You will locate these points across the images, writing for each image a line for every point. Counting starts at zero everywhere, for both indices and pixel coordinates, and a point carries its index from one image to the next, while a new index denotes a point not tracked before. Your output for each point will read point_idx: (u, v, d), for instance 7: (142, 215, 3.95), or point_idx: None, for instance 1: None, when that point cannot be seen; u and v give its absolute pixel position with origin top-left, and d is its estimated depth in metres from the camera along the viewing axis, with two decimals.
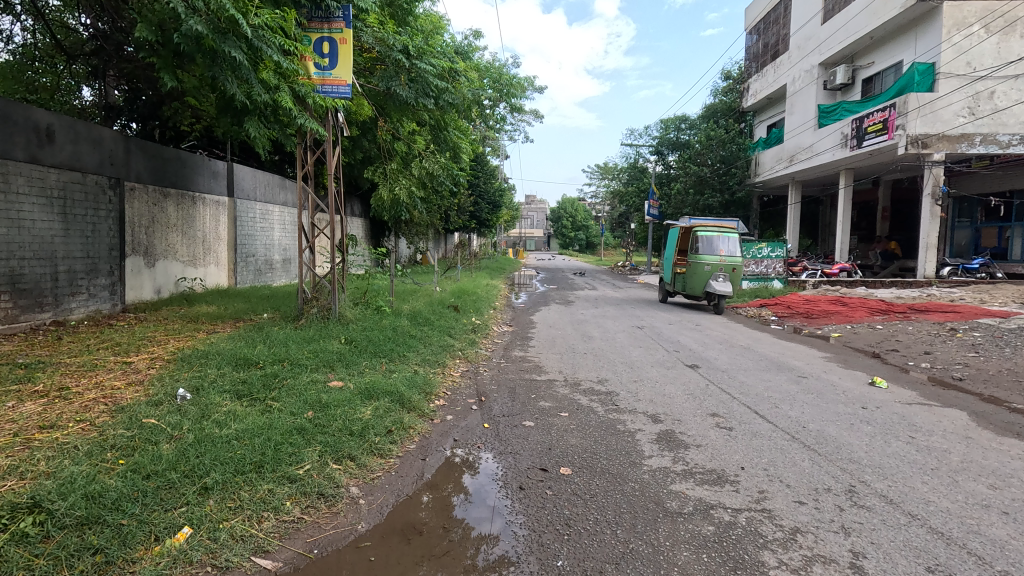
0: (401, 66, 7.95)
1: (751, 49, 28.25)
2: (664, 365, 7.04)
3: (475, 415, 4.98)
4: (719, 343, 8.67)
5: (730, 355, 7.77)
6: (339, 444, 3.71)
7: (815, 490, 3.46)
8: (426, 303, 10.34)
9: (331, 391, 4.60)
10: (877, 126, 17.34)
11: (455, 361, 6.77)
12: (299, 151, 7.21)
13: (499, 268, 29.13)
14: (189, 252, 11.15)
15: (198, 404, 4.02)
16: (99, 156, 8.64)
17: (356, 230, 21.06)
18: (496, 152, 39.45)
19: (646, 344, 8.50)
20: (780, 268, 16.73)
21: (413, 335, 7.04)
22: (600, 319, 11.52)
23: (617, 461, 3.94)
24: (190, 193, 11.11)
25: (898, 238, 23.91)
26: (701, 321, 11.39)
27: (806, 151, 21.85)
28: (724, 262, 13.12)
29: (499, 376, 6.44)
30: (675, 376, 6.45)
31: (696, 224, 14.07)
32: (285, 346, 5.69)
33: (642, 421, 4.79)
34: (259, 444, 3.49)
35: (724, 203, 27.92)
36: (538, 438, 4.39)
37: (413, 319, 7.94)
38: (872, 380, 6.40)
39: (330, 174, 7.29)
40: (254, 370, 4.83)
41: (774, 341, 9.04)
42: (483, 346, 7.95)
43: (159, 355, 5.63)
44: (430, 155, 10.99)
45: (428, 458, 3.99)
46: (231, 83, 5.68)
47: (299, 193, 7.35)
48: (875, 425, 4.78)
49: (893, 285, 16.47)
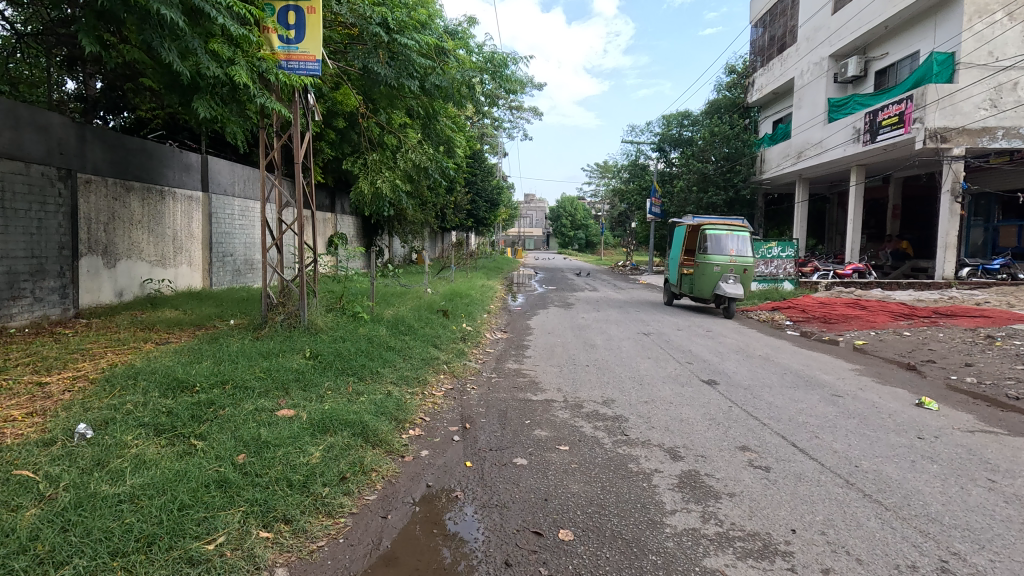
0: (380, 42, 7.20)
1: (756, 43, 27.39)
2: (676, 380, 6.18)
3: (456, 450, 4.11)
4: (735, 353, 7.82)
5: (750, 368, 6.92)
6: (271, 503, 2.86)
7: (896, 570, 2.61)
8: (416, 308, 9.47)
9: (276, 423, 3.73)
10: (893, 119, 16.52)
11: (438, 377, 5.90)
12: (262, 135, 6.33)
13: (498, 268, 28.30)
14: (156, 252, 10.27)
15: (96, 446, 3.15)
16: (46, 144, 7.77)
17: (347, 229, 20.20)
18: (495, 150, 38.62)
19: (654, 355, 7.63)
20: (791, 268, 15.90)
21: (392, 346, 6.19)
22: (603, 324, 10.69)
23: (631, 522, 3.06)
24: (158, 187, 10.23)
25: (910, 237, 23.04)
26: (712, 327, 10.53)
27: (816, 147, 20.99)
28: (734, 262, 12.29)
29: (488, 395, 5.56)
30: (691, 395, 5.59)
31: (704, 222, 13.22)
32: (236, 363, 4.83)
33: (659, 458, 3.94)
34: (158, 507, 2.61)
35: (729, 201, 27.09)
36: (531, 485, 3.52)
37: (393, 326, 7.08)
38: (920, 400, 5.53)
39: (298, 163, 6.41)
40: (184, 396, 3.96)
41: (795, 351, 8.18)
42: (473, 357, 7.08)
43: (84, 373, 4.76)
44: (417, 145, 10.12)
45: (391, 514, 3.12)
46: (169, 52, 4.80)
47: (262, 184, 6.46)
48: (942, 463, 3.92)
49: (911, 287, 15.61)
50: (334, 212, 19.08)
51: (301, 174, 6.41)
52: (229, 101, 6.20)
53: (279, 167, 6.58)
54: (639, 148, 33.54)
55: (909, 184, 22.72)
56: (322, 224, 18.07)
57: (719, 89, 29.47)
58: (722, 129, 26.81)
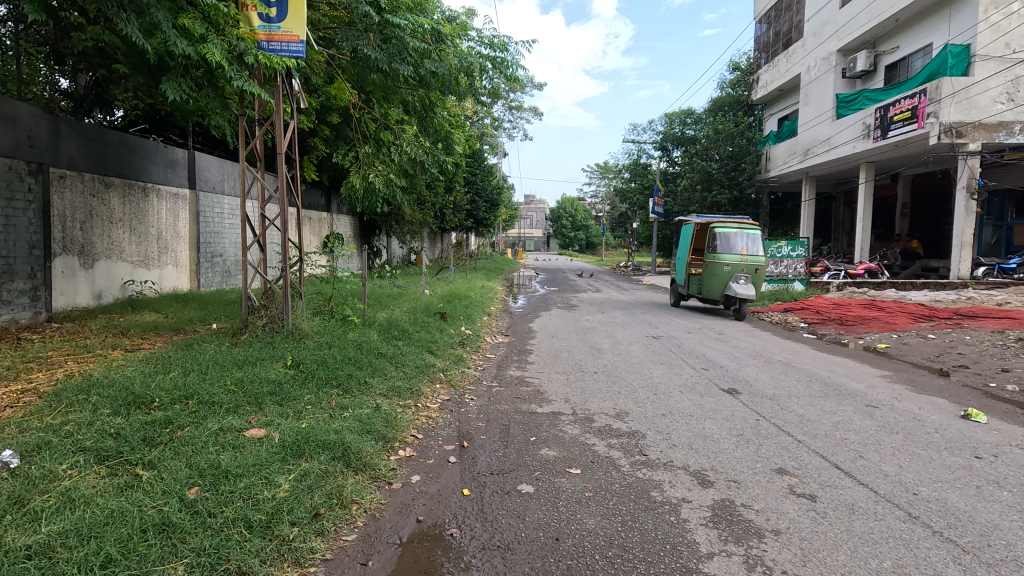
0: (371, 23, 6.86)
1: (761, 39, 26.92)
2: (693, 390, 5.65)
3: (452, 475, 3.58)
4: (753, 358, 7.29)
5: (772, 375, 6.40)
6: (223, 552, 2.33)
7: None
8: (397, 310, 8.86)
9: (243, 447, 3.20)
10: (905, 114, 16.02)
11: (434, 388, 5.38)
12: (239, 124, 5.78)
13: (499, 269, 27.76)
14: (139, 252, 9.76)
15: (19, 480, 2.62)
16: (14, 135, 7.26)
17: (343, 229, 19.67)
18: (495, 150, 38.18)
19: (667, 361, 7.10)
20: (801, 268, 15.43)
21: (384, 354, 5.65)
22: (609, 326, 10.18)
23: (662, 570, 2.54)
24: (140, 183, 9.71)
25: (920, 237, 22.53)
26: (724, 329, 10.01)
27: (823, 144, 20.47)
28: (745, 261, 11.79)
29: (488, 407, 5.04)
30: (713, 407, 5.06)
31: (713, 220, 12.72)
32: (207, 372, 4.31)
33: (685, 485, 3.42)
34: (72, 566, 2.08)
35: (733, 200, 26.58)
36: (540, 520, 2.99)
37: (387, 331, 6.52)
38: (965, 412, 5.01)
39: (281, 153, 5.86)
40: (139, 414, 3.44)
41: (816, 355, 7.66)
42: (472, 364, 6.57)
43: (34, 386, 4.22)
44: (413, 138, 9.58)
45: (373, 561, 2.58)
46: (128, 25, 4.28)
47: (242, 176, 5.94)
48: (1014, 489, 3.39)
49: (926, 287, 15.09)
50: (329, 211, 18.55)
51: (282, 165, 5.86)
52: (204, 85, 5.66)
53: (259, 157, 6.04)
54: (641, 147, 33.02)
55: (919, 182, 22.24)
56: (317, 224, 17.57)
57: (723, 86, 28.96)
58: (727, 126, 26.29)
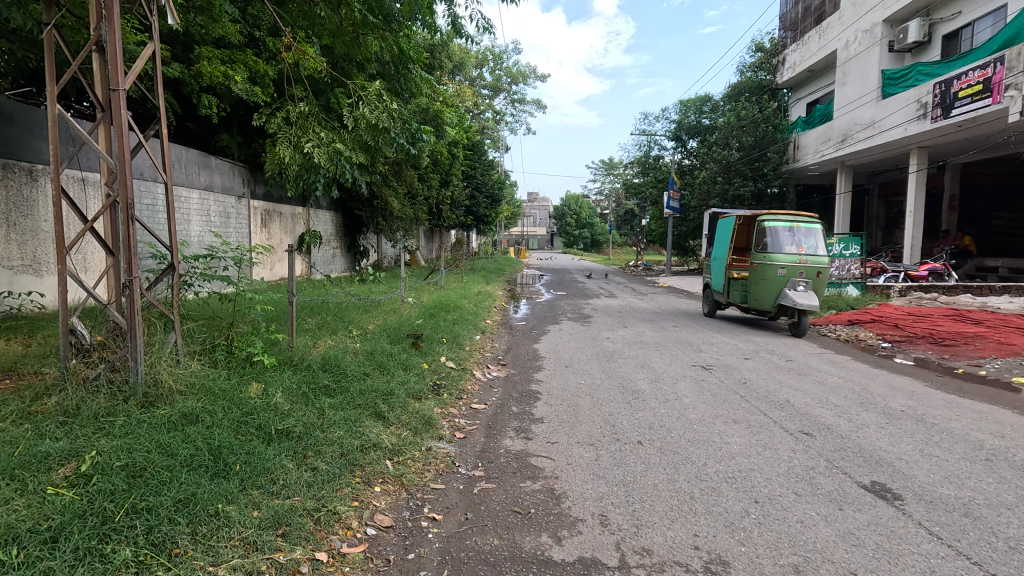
0: None
1: (788, 16, 24.51)
2: (817, 491, 3.29)
3: None
4: (866, 410, 4.95)
5: (923, 448, 4.02)
6: None
7: None
8: (348, 335, 6.45)
9: None
10: (974, 88, 13.76)
11: (365, 501, 2.99)
12: (45, 40, 3.40)
13: (500, 270, 25.31)
14: (23, 254, 7.42)
15: None
16: None
17: (321, 228, 17.29)
18: (497, 144, 35.76)
19: (741, 415, 4.77)
20: (856, 270, 13.01)
21: (289, 433, 3.31)
22: (638, 347, 7.88)
23: None
24: (22, 163, 7.43)
25: (970, 233, 20.12)
26: (789, 353, 7.63)
27: (867, 127, 17.99)
28: (805, 262, 9.42)
29: (461, 553, 2.65)
30: (879, 543, 2.71)
31: (761, 211, 10.36)
32: None
33: None
34: None
35: (757, 193, 24.19)
36: None
37: (312, 381, 4.17)
38: None
39: (119, 93, 3.42)
40: None
41: (949, 402, 5.28)
42: (446, 433, 4.17)
43: None
44: (373, 93, 6.61)
45: None
46: None
47: (53, 128, 3.51)
48: None
49: (1007, 292, 12.68)
50: (304, 207, 16.23)
51: (120, 114, 3.42)
52: None
53: (97, 104, 3.67)
54: (653, 138, 30.61)
55: (969, 172, 19.90)
56: (287, 219, 15.23)
57: (744, 69, 26.53)
58: (750, 112, 23.86)
